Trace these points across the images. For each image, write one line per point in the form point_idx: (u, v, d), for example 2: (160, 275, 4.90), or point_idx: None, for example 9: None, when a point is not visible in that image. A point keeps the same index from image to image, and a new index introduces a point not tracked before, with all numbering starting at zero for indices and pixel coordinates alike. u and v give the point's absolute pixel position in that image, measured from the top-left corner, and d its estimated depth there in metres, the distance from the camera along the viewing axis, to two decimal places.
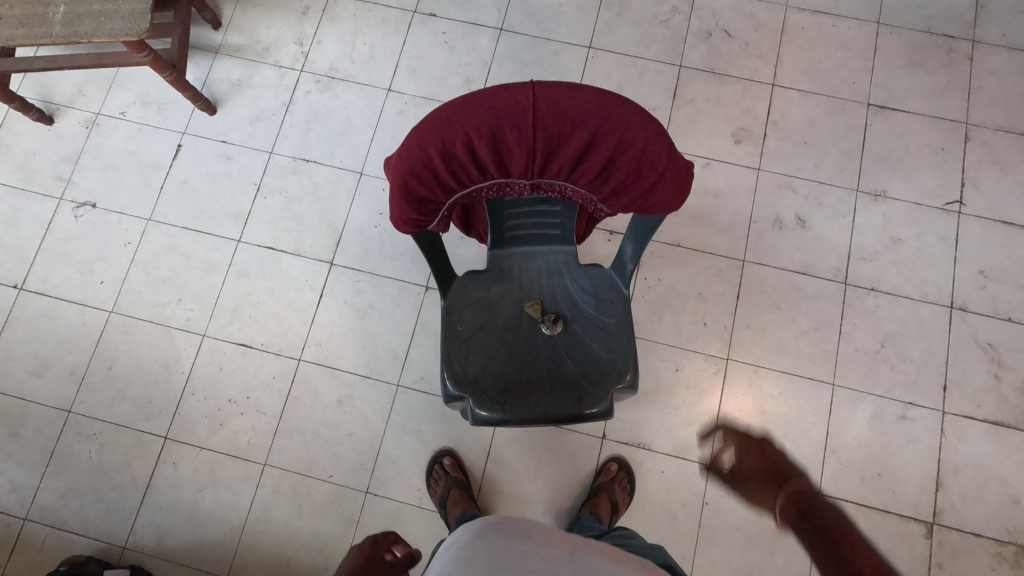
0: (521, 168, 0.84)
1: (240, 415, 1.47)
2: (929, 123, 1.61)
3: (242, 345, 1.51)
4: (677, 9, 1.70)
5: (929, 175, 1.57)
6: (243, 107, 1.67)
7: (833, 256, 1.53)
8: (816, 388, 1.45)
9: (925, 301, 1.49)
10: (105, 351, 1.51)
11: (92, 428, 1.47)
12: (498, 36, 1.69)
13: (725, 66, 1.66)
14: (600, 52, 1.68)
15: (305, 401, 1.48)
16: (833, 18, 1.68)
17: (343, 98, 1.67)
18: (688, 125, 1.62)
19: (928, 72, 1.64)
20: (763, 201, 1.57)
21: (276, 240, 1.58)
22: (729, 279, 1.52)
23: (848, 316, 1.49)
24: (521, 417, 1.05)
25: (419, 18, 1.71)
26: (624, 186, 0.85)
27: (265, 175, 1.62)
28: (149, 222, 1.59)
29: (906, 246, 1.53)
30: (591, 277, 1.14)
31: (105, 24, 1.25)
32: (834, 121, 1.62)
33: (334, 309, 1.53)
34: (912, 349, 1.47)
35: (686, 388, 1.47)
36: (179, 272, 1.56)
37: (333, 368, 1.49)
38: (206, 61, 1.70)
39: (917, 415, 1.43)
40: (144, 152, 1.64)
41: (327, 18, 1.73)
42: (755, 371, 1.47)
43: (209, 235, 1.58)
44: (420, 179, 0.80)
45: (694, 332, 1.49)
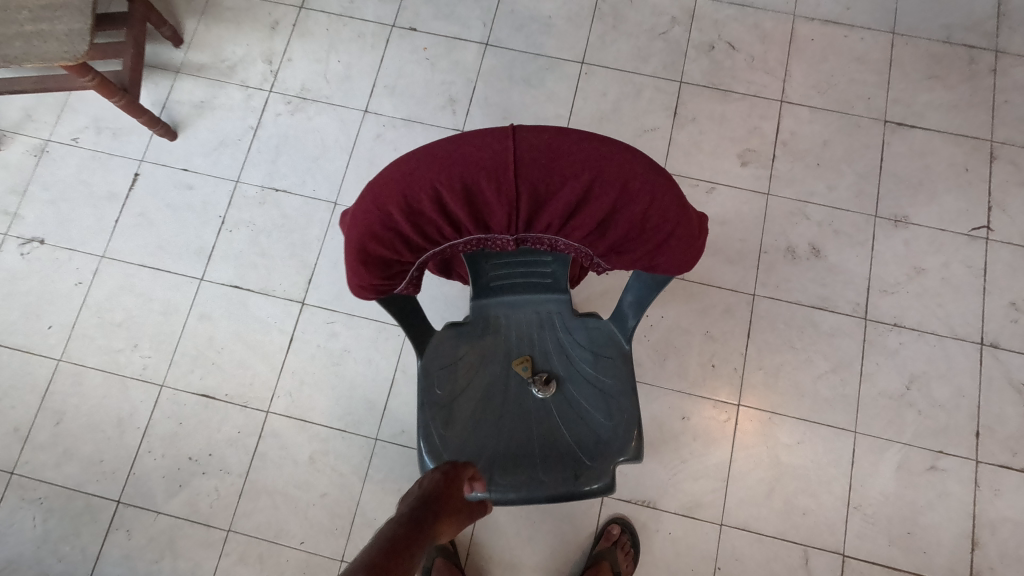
0: (503, 224, 0.71)
1: (202, 475, 1.33)
2: (951, 141, 1.48)
3: (204, 396, 1.37)
4: (677, 20, 1.57)
5: (953, 199, 1.45)
6: (206, 132, 1.53)
7: (851, 289, 1.40)
8: (835, 436, 1.32)
9: (953, 337, 1.37)
10: (53, 405, 1.37)
11: (37, 492, 1.32)
12: (483, 51, 1.56)
13: (730, 82, 1.53)
14: (594, 67, 1.55)
15: (274, 458, 1.34)
16: (844, 28, 1.56)
17: (316, 120, 1.53)
18: (691, 147, 1.49)
19: (948, 85, 1.51)
20: (774, 229, 1.44)
21: (242, 278, 1.44)
22: (738, 316, 1.39)
23: (870, 355, 1.36)
24: (509, 496, 0.92)
25: (398, 32, 1.58)
26: (625, 243, 0.72)
27: (230, 207, 1.48)
28: (102, 260, 1.45)
29: (931, 277, 1.40)
30: (587, 329, 1.00)
31: (39, 47, 1.11)
32: (848, 140, 1.49)
33: (306, 354, 1.39)
34: (940, 391, 1.34)
35: (693, 439, 1.33)
36: (135, 315, 1.42)
37: (304, 420, 1.35)
38: (166, 82, 1.56)
39: (948, 465, 1.30)
40: (97, 182, 1.50)
41: (297, 33, 1.59)
42: (769, 418, 1.34)
43: (168, 273, 1.44)
44: (381, 242, 0.67)
45: (701, 375, 1.36)
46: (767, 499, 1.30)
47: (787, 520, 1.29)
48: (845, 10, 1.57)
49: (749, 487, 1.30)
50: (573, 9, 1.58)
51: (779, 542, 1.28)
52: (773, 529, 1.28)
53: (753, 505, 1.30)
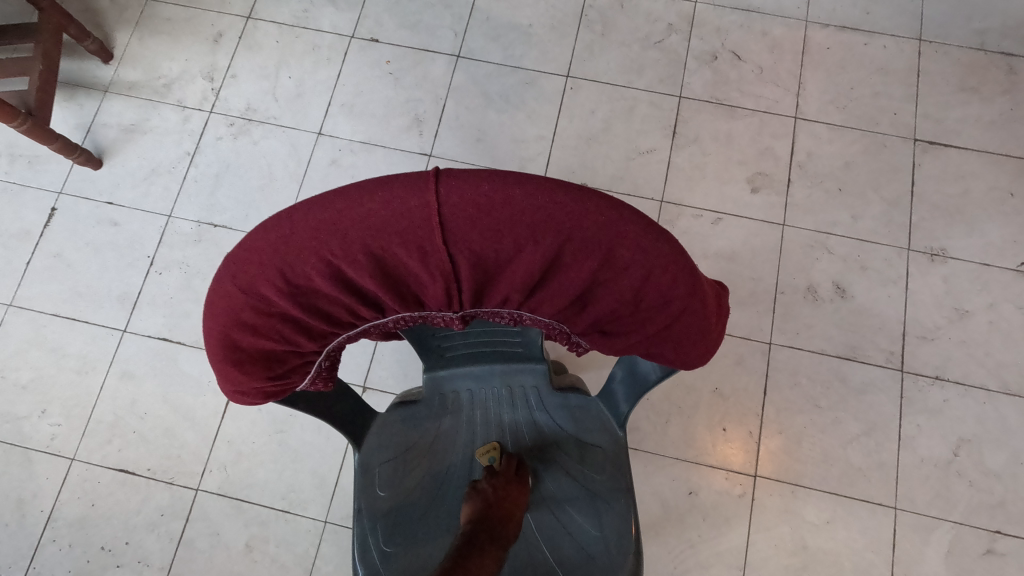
0: (440, 299, 0.50)
1: (116, 569, 1.11)
2: (991, 162, 1.29)
3: (121, 471, 1.16)
4: (674, 27, 1.38)
5: (997, 228, 1.25)
6: (135, 159, 1.33)
7: (884, 335, 1.20)
8: (873, 514, 1.11)
9: (1006, 393, 1.16)
10: None
11: None
12: (454, 64, 1.37)
13: (736, 96, 1.34)
14: (581, 81, 1.36)
15: (204, 547, 1.12)
16: (864, 35, 1.37)
17: (262, 144, 1.34)
18: (693, 171, 1.30)
19: (985, 98, 1.33)
20: (791, 266, 1.24)
21: (172, 329, 1.23)
22: (753, 368, 1.19)
23: (909, 415, 1.15)
24: None
25: (357, 44, 1.39)
26: (612, 326, 0.51)
27: (160, 246, 1.28)
28: (9, 309, 1.24)
29: (976, 320, 1.20)
30: (569, 408, 0.79)
31: None
32: (873, 161, 1.30)
33: (244, 419, 1.18)
34: (994, 457, 1.13)
35: (703, 518, 1.12)
36: (45, 374, 1.21)
37: (240, 500, 1.14)
38: (93, 102, 1.37)
39: (1008, 549, 1.09)
40: (8, 218, 1.30)
41: (244, 46, 1.40)
42: (793, 493, 1.12)
43: (85, 324, 1.23)
44: (259, 333, 0.47)
45: (712, 440, 1.15)
46: None
47: None
48: (864, 15, 1.38)
49: None
50: (557, 15, 1.40)
51: None
52: None
53: None
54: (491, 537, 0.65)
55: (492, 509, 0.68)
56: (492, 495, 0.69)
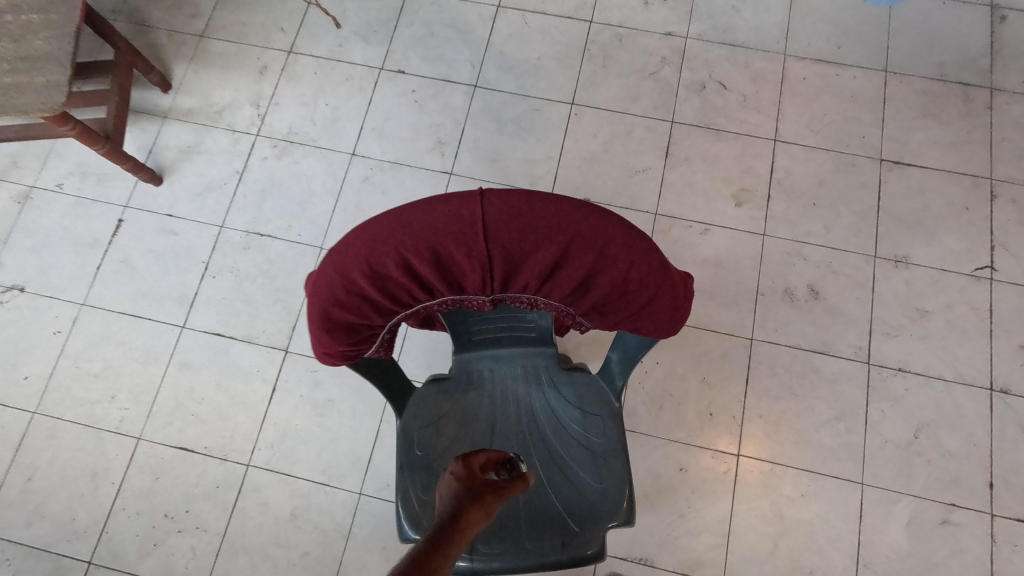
0: (477, 285, 0.67)
1: (178, 533, 1.27)
2: (949, 179, 1.45)
3: (182, 449, 1.32)
4: (666, 60, 1.56)
5: (954, 238, 1.41)
6: (191, 176, 1.51)
7: (853, 332, 1.35)
8: (843, 488, 1.26)
9: (960, 382, 1.31)
10: (25, 460, 1.32)
11: (4, 553, 1.27)
12: (472, 93, 1.55)
13: (721, 121, 1.51)
14: (584, 107, 1.53)
15: (254, 515, 1.28)
16: (836, 66, 1.54)
17: (303, 163, 1.52)
18: (683, 187, 1.47)
19: (944, 123, 1.49)
20: (770, 271, 1.40)
21: (224, 325, 1.40)
22: (737, 360, 1.34)
23: (875, 401, 1.31)
24: (494, 565, 0.87)
25: (386, 75, 1.58)
26: (607, 304, 0.68)
27: (214, 253, 1.45)
28: (82, 307, 1.42)
29: (935, 319, 1.35)
30: (575, 384, 0.95)
31: (16, 98, 1.09)
32: (843, 179, 1.46)
33: (288, 404, 1.34)
34: (950, 439, 1.28)
35: (692, 491, 1.27)
36: (114, 364, 1.38)
37: (286, 475, 1.30)
38: (154, 126, 1.55)
39: (962, 519, 1.23)
40: (80, 229, 1.48)
41: (286, 77, 1.59)
42: (772, 470, 1.28)
43: (148, 321, 1.41)
44: (346, 308, 0.63)
45: (701, 423, 1.31)
46: (772, 557, 1.23)
47: None
48: (836, 49, 1.56)
49: (753, 543, 1.24)
50: (563, 50, 1.58)
51: None
52: None
53: (757, 563, 1.23)
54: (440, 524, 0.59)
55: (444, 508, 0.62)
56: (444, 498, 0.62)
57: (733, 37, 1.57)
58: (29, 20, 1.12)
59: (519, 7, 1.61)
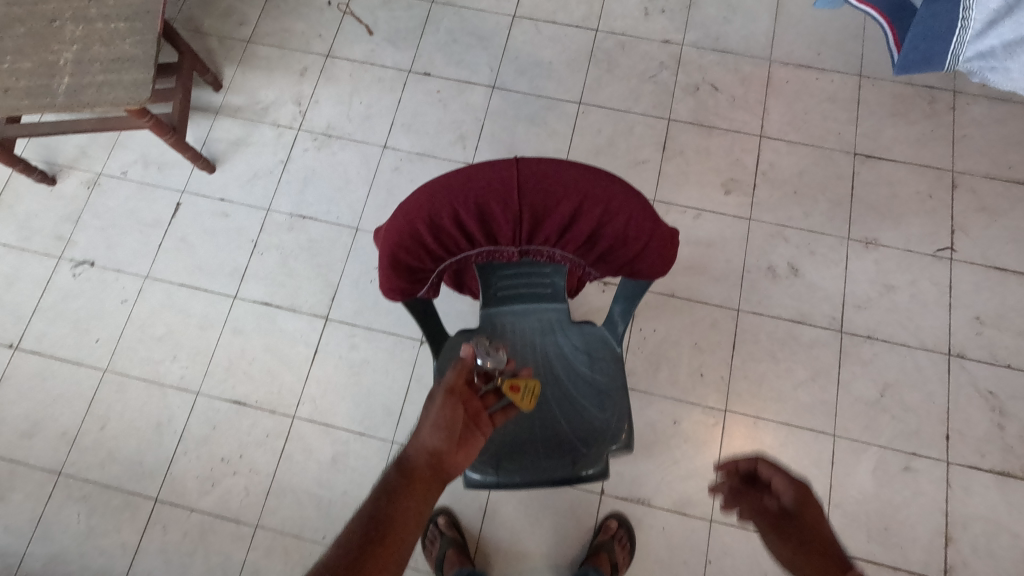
0: (509, 236, 0.85)
1: (233, 475, 1.46)
2: (916, 171, 1.62)
3: (235, 403, 1.51)
4: (664, 65, 1.75)
5: (919, 223, 1.58)
6: (240, 166, 1.70)
7: (828, 304, 1.53)
8: (816, 439, 1.44)
9: (922, 349, 1.49)
10: (98, 411, 1.51)
11: (82, 490, 1.46)
12: (490, 93, 1.74)
13: (713, 119, 1.70)
14: (591, 106, 1.72)
15: (300, 460, 1.46)
16: (816, 70, 1.72)
17: (340, 155, 1.70)
18: (678, 177, 1.65)
19: (912, 121, 1.66)
20: (755, 251, 1.58)
21: (271, 296, 1.58)
22: (725, 328, 1.52)
23: (846, 364, 1.48)
24: (516, 479, 1.05)
25: (414, 77, 1.77)
26: (611, 254, 0.86)
27: (262, 233, 1.64)
28: (146, 280, 1.61)
29: (900, 293, 1.53)
30: (583, 334, 1.13)
31: (109, 94, 1.28)
32: (821, 170, 1.64)
33: (329, 364, 1.52)
34: (912, 397, 1.45)
35: (684, 441, 1.46)
36: (175, 329, 1.56)
37: (328, 425, 1.48)
38: (207, 121, 1.75)
39: (921, 466, 1.41)
40: (143, 211, 1.67)
41: (324, 78, 1.78)
42: (754, 423, 1.46)
43: (205, 292, 1.59)
44: (408, 251, 0.81)
45: (692, 383, 1.49)
46: None
47: None
48: (816, 55, 1.74)
49: None
50: (572, 55, 1.77)
51: None
52: None
53: None
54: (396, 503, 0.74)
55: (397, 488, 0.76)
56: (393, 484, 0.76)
57: (724, 44, 1.76)
58: (117, 28, 1.32)
59: (532, 18, 1.80)
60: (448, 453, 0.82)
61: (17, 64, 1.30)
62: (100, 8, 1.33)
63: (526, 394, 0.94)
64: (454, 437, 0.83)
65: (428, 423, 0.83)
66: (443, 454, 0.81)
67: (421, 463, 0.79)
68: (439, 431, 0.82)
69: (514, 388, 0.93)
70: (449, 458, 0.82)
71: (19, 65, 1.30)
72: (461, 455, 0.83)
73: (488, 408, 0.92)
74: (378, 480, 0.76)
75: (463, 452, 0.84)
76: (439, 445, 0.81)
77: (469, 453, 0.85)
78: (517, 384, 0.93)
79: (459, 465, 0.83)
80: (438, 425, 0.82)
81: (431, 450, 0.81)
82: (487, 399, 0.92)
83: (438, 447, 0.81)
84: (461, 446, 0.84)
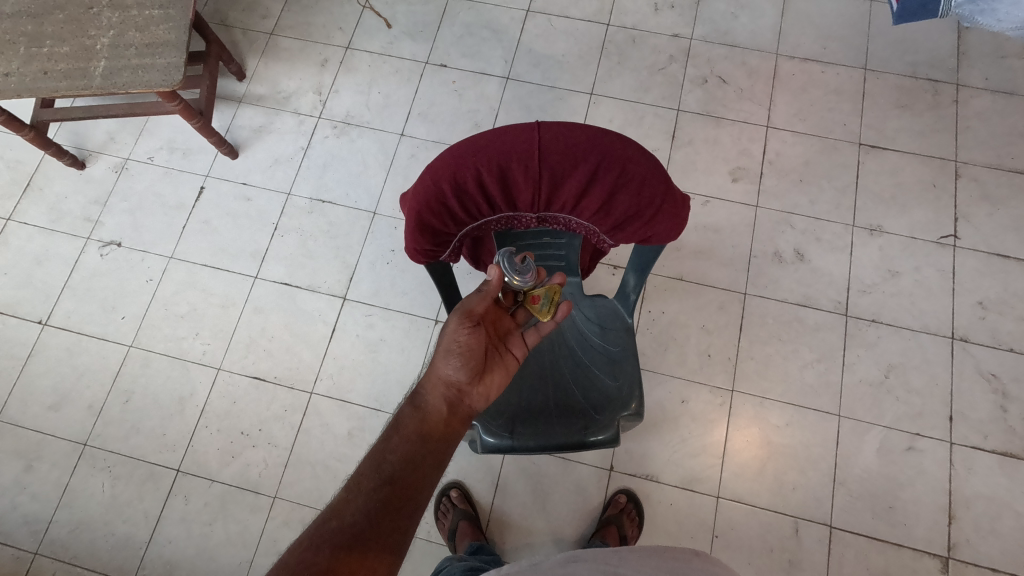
0: (529, 202, 0.89)
1: (252, 447, 1.50)
2: (920, 161, 1.66)
3: (256, 378, 1.55)
4: (674, 58, 1.80)
5: (923, 211, 1.62)
6: (262, 152, 1.76)
7: (833, 288, 1.57)
8: (822, 419, 1.47)
9: (926, 332, 1.52)
10: (123, 385, 1.57)
11: (107, 461, 1.51)
12: (505, 84, 1.80)
13: (721, 110, 1.74)
14: (602, 97, 1.77)
15: (316, 433, 1.51)
16: (822, 64, 1.77)
17: (358, 142, 1.76)
18: (687, 165, 1.70)
19: (916, 113, 1.70)
20: (762, 237, 1.62)
21: (291, 277, 1.63)
22: (732, 311, 1.56)
23: (851, 347, 1.52)
24: (529, 443, 1.09)
25: (430, 68, 1.82)
26: (626, 219, 0.90)
27: (282, 216, 1.69)
28: (170, 260, 1.66)
29: (904, 278, 1.56)
30: (596, 307, 1.16)
31: (143, 77, 1.34)
32: (827, 159, 1.68)
33: (346, 342, 1.57)
34: (916, 380, 1.48)
35: (692, 420, 1.49)
36: (197, 307, 1.62)
37: (344, 401, 1.52)
38: (231, 110, 1.81)
39: (925, 446, 1.44)
40: (168, 194, 1.73)
41: (344, 69, 1.84)
42: (761, 403, 1.49)
43: (227, 272, 1.65)
44: (432, 213, 0.85)
45: (700, 363, 1.53)
46: (759, 475, 1.44)
47: (778, 493, 1.43)
48: (822, 49, 1.78)
49: (743, 463, 1.45)
50: (584, 48, 1.82)
51: (772, 513, 1.42)
52: (767, 501, 1.43)
53: (747, 479, 1.44)
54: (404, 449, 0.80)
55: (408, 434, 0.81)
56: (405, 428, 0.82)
57: (732, 39, 1.80)
58: (152, 14, 1.39)
59: (546, 13, 1.86)
60: (466, 385, 0.87)
61: (56, 48, 1.36)
62: None
63: (546, 305, 0.90)
64: (472, 368, 0.87)
65: (443, 352, 0.86)
66: (460, 386, 0.86)
67: (438, 398, 0.85)
68: (455, 361, 0.85)
69: (537, 299, 0.90)
70: (466, 390, 0.87)
71: (58, 49, 1.36)
72: (481, 389, 0.88)
73: (518, 326, 0.94)
74: (393, 415, 0.84)
75: (483, 385, 0.88)
76: (456, 377, 0.86)
77: (493, 373, 0.89)
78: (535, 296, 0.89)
79: (479, 398, 0.88)
80: (452, 355, 0.85)
81: (448, 380, 0.86)
82: (518, 316, 0.94)
83: (455, 378, 0.86)
84: (481, 377, 0.88)
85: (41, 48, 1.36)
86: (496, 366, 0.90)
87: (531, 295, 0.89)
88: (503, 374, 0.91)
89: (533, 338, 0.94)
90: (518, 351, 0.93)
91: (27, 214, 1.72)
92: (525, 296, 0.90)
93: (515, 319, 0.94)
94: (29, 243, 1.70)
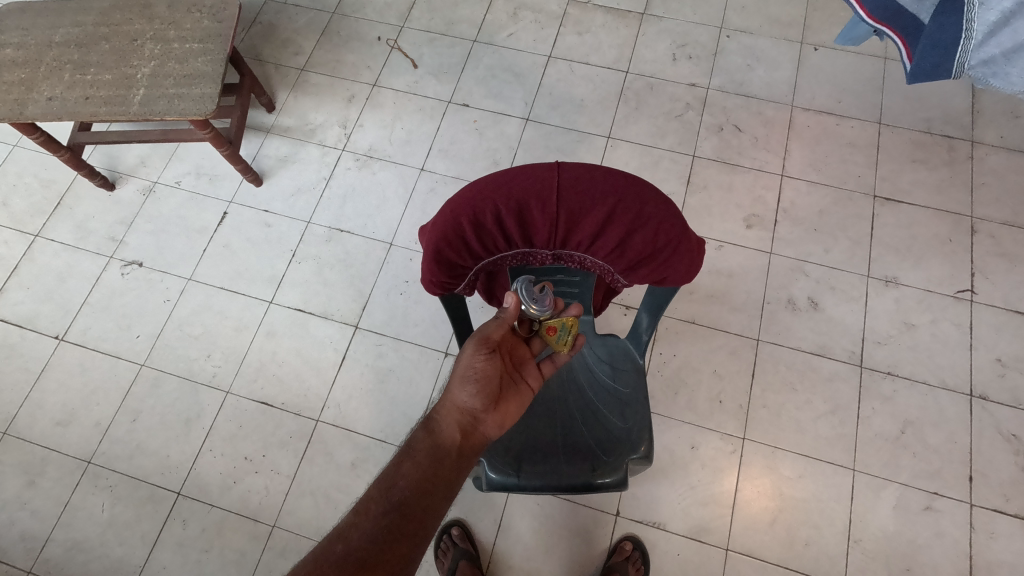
0: (545, 238, 0.89)
1: (254, 473, 1.49)
2: (935, 215, 1.66)
3: (263, 404, 1.55)
4: (690, 105, 1.84)
5: (940, 265, 1.61)
6: (286, 181, 1.81)
7: (847, 338, 1.55)
8: (837, 474, 1.43)
9: (943, 388, 1.49)
10: (131, 404, 1.57)
11: (109, 480, 1.51)
12: (524, 125, 1.84)
13: (736, 157, 1.76)
14: (618, 141, 1.81)
15: (320, 462, 1.49)
16: (837, 117, 1.79)
17: (379, 175, 1.80)
18: (701, 210, 1.71)
19: (932, 167, 1.71)
20: (775, 284, 1.62)
21: (305, 303, 1.65)
22: (744, 357, 1.55)
23: (866, 400, 1.49)
24: (537, 482, 1.07)
25: (453, 107, 1.88)
26: (641, 262, 0.91)
27: (301, 243, 1.72)
28: (188, 282, 1.69)
29: (920, 331, 1.54)
30: (607, 346, 1.16)
31: (178, 105, 1.39)
32: (842, 210, 1.69)
33: (356, 370, 1.57)
34: (934, 437, 1.45)
35: (702, 467, 1.46)
36: (211, 329, 1.64)
37: (349, 430, 1.52)
38: (258, 139, 1.88)
39: (944, 506, 1.39)
40: (192, 218, 1.77)
41: (370, 105, 1.90)
42: (772, 452, 1.46)
43: (243, 295, 1.67)
44: (451, 246, 0.86)
45: (710, 410, 1.50)
46: (771, 528, 1.40)
47: (790, 548, 1.38)
48: (837, 103, 1.81)
49: (755, 515, 1.41)
50: (603, 93, 1.87)
51: (783, 569, 1.37)
52: (777, 556, 1.38)
53: (758, 532, 1.40)
54: (416, 475, 0.78)
55: (421, 458, 0.80)
56: (417, 452, 0.81)
57: (748, 89, 1.85)
58: (192, 47, 1.45)
59: (567, 59, 1.93)
60: (481, 413, 0.86)
61: (99, 76, 1.43)
62: (178, 31, 1.48)
63: (564, 336, 0.90)
64: (487, 395, 0.86)
65: (459, 378, 0.86)
66: (475, 413, 0.85)
67: (451, 424, 0.84)
68: (471, 387, 0.85)
69: (553, 330, 0.89)
70: (481, 417, 0.86)
71: (101, 77, 1.42)
72: (496, 416, 0.87)
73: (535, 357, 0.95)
74: (405, 439, 0.83)
75: (499, 413, 0.87)
76: (471, 403, 0.85)
77: (511, 402, 0.89)
78: (552, 326, 0.88)
79: (494, 426, 0.87)
80: (469, 381, 0.86)
81: (463, 407, 0.85)
82: (534, 345, 0.95)
83: (469, 405, 0.85)
84: (497, 404, 0.87)
85: (85, 76, 1.43)
86: (511, 395, 0.90)
87: (547, 326, 0.88)
88: (519, 404, 0.90)
89: (549, 368, 0.96)
90: (533, 378, 0.94)
91: (54, 232, 1.77)
92: (541, 326, 0.89)
93: (530, 348, 0.94)
94: (54, 260, 1.74)
